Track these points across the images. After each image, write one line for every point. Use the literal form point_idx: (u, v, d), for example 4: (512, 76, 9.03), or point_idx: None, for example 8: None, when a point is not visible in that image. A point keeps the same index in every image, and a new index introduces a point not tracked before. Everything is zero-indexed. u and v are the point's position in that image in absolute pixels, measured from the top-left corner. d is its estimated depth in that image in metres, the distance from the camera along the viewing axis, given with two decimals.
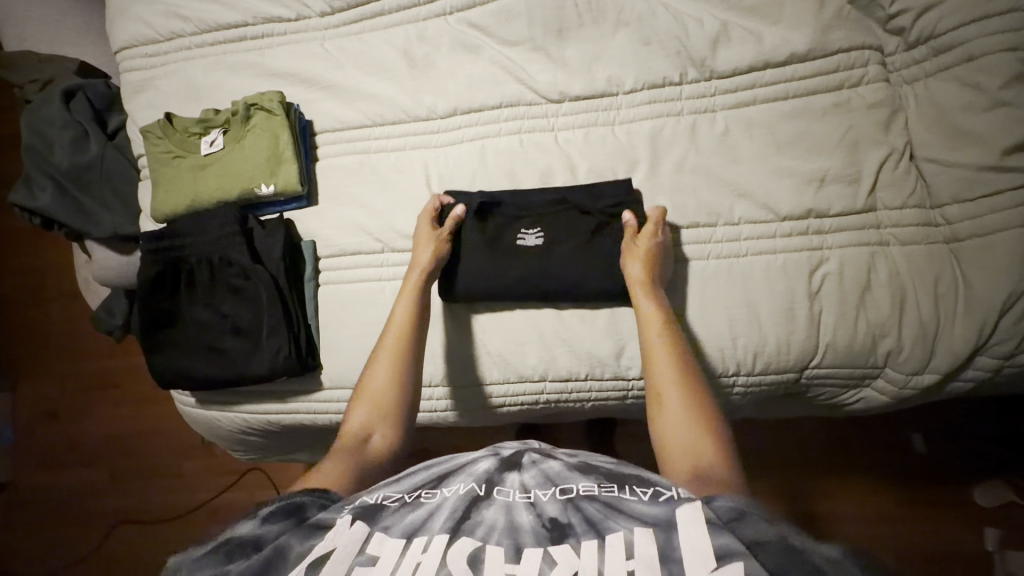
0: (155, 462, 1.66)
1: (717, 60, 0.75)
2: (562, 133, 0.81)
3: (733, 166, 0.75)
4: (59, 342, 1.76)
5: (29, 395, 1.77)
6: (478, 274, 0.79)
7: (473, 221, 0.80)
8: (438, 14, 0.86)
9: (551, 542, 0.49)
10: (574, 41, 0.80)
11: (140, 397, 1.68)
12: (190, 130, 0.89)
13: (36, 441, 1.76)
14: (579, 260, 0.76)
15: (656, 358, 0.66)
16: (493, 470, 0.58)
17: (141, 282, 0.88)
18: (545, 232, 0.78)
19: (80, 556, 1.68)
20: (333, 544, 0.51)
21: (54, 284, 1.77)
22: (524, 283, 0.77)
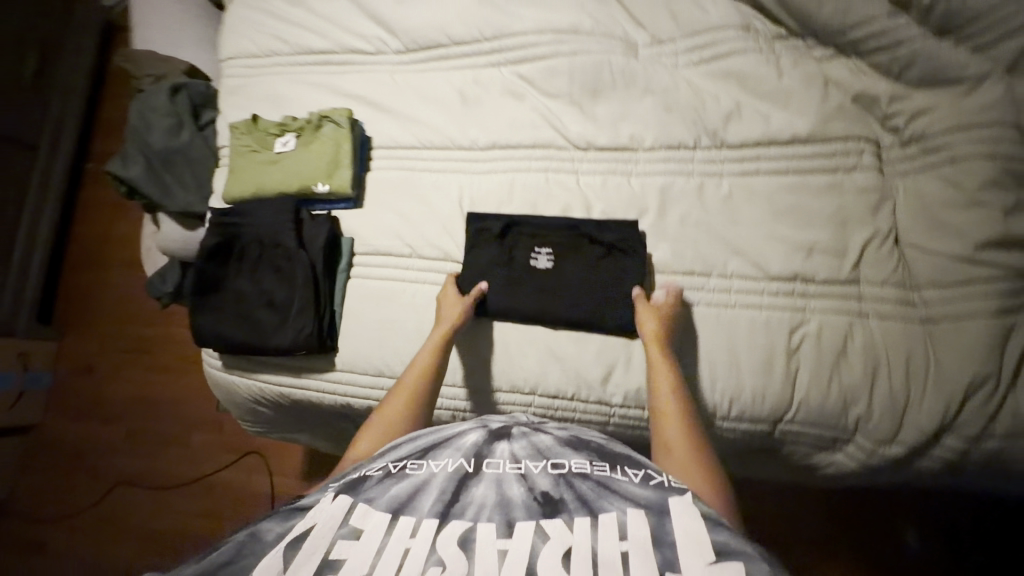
0: (169, 428, 1.76)
1: (728, 132, 0.85)
2: (584, 176, 0.92)
3: (732, 226, 0.83)
4: (110, 302, 1.93)
5: (72, 347, 1.94)
6: (499, 290, 0.89)
7: (499, 232, 0.92)
8: (493, 64, 1.00)
9: (543, 516, 0.56)
10: (606, 100, 0.92)
11: (170, 366, 1.81)
12: (270, 131, 1.04)
13: (68, 390, 1.91)
14: (580, 297, 0.87)
15: (665, 410, 0.72)
16: (481, 443, 0.67)
17: (201, 250, 1.00)
18: (556, 253, 0.89)
19: (79, 508, 1.76)
20: (313, 520, 0.57)
21: (117, 252, 1.96)
22: (531, 307, 0.88)
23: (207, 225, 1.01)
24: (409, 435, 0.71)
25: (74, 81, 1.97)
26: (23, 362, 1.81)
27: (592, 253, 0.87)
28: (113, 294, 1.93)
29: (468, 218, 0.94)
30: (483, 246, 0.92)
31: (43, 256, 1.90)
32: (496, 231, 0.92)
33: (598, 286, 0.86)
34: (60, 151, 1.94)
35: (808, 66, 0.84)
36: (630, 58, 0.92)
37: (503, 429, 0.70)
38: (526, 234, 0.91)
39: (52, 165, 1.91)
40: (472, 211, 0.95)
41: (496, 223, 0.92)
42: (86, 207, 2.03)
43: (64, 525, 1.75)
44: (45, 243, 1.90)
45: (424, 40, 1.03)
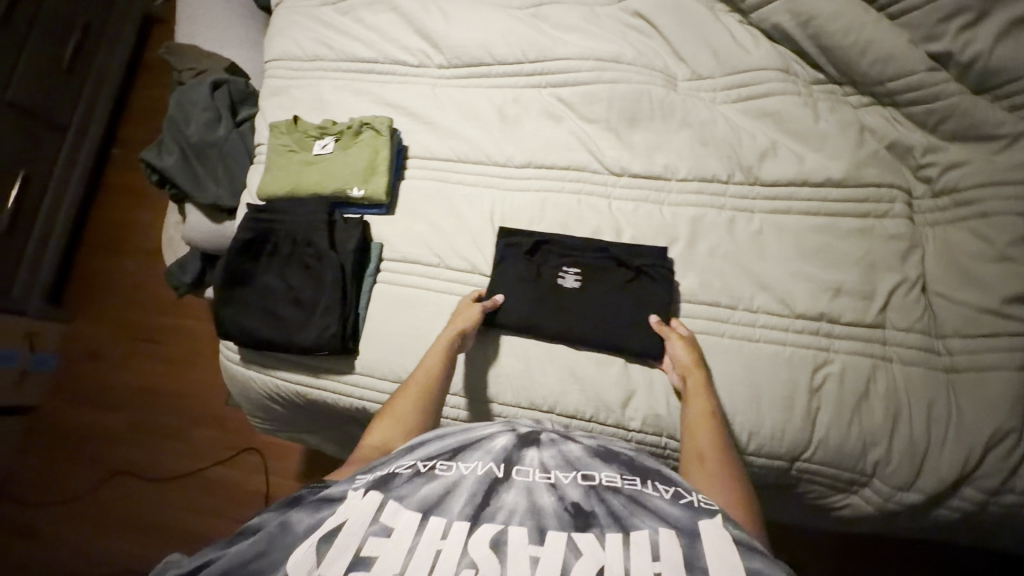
0: (171, 419, 1.76)
1: (763, 170, 0.86)
2: (616, 201, 0.94)
3: (759, 261, 0.84)
4: (125, 287, 1.95)
5: (81, 330, 1.94)
6: (525, 305, 0.90)
7: (529, 249, 0.93)
8: (534, 86, 1.02)
9: (574, 528, 0.59)
10: (642, 129, 0.94)
11: (179, 355, 1.82)
12: (310, 133, 1.05)
13: (71, 375, 1.91)
14: (606, 320, 0.87)
15: (698, 427, 0.74)
16: (511, 449, 0.69)
17: (235, 242, 1.00)
18: (583, 275, 0.90)
19: (72, 493, 1.75)
20: (345, 516, 0.61)
21: (137, 239, 1.99)
22: (557, 326, 0.88)
23: (241, 220, 1.02)
24: (438, 431, 0.74)
25: (110, 68, 2.01)
26: (31, 340, 1.83)
27: (617, 275, 0.88)
28: (129, 280, 1.95)
29: (499, 234, 0.95)
30: (512, 260, 0.93)
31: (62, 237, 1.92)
32: (526, 248, 0.93)
33: (623, 310, 0.87)
34: (89, 136, 1.97)
35: (844, 112, 0.86)
36: (670, 91, 0.94)
37: (531, 435, 0.72)
38: (556, 252, 0.92)
39: (79, 149, 1.94)
40: (503, 227, 0.96)
41: (527, 240, 0.93)
42: (110, 193, 2.06)
43: (54, 510, 1.74)
44: (66, 225, 1.92)
45: (467, 57, 1.06)
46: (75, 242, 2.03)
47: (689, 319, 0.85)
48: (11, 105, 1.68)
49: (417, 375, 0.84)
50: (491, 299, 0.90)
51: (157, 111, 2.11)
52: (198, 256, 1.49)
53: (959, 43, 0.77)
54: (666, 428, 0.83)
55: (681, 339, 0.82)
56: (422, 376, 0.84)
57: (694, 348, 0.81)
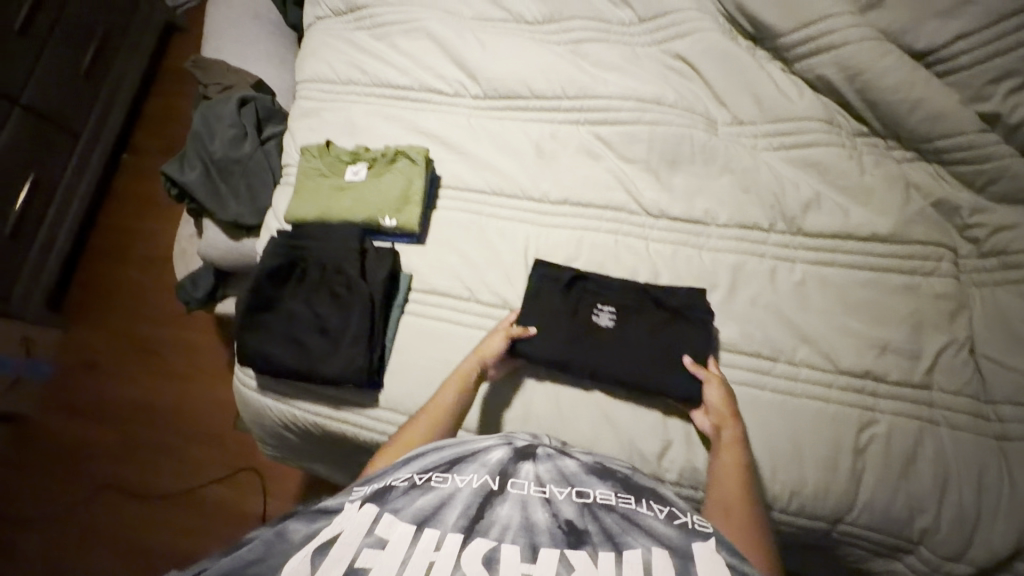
0: (169, 435, 1.71)
1: (807, 221, 0.85)
2: (653, 243, 0.93)
3: (802, 313, 0.83)
4: (129, 297, 1.91)
5: (79, 338, 1.89)
6: (558, 341, 0.86)
7: (568, 281, 0.90)
8: (572, 122, 1.01)
9: (568, 545, 0.57)
10: (683, 172, 0.94)
11: (182, 371, 1.78)
12: (342, 158, 1.04)
13: (66, 384, 1.85)
14: (644, 363, 0.83)
15: (728, 477, 0.72)
16: (506, 462, 0.69)
17: (263, 265, 0.97)
18: (618, 312, 0.87)
19: (58, 509, 1.68)
20: (340, 528, 0.59)
21: (145, 249, 1.95)
22: (591, 366, 0.84)
23: (268, 243, 1.00)
24: (435, 444, 0.75)
25: (128, 75, 1.99)
26: (26, 345, 1.79)
27: (655, 316, 0.85)
28: (133, 289, 1.92)
29: (535, 266, 0.92)
30: (547, 292, 0.90)
31: (68, 243, 1.89)
32: (565, 279, 0.90)
33: (663, 355, 0.83)
34: (102, 142, 1.94)
35: (890, 167, 0.86)
36: (712, 135, 0.93)
37: (528, 448, 0.72)
38: (592, 287, 0.90)
39: (91, 155, 1.91)
40: (539, 259, 0.93)
41: (566, 272, 0.91)
42: (120, 200, 2.03)
43: (37, 526, 1.67)
44: (72, 231, 1.89)
45: (505, 89, 1.05)
46: (80, 248, 2.00)
47: (729, 370, 0.83)
48: (25, 109, 1.66)
49: (437, 401, 0.82)
50: (523, 328, 0.87)
51: (173, 120, 2.09)
52: (211, 271, 1.46)
53: (1008, 106, 0.77)
54: (705, 482, 0.81)
55: (716, 382, 0.79)
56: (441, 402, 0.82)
57: (727, 392, 0.79)
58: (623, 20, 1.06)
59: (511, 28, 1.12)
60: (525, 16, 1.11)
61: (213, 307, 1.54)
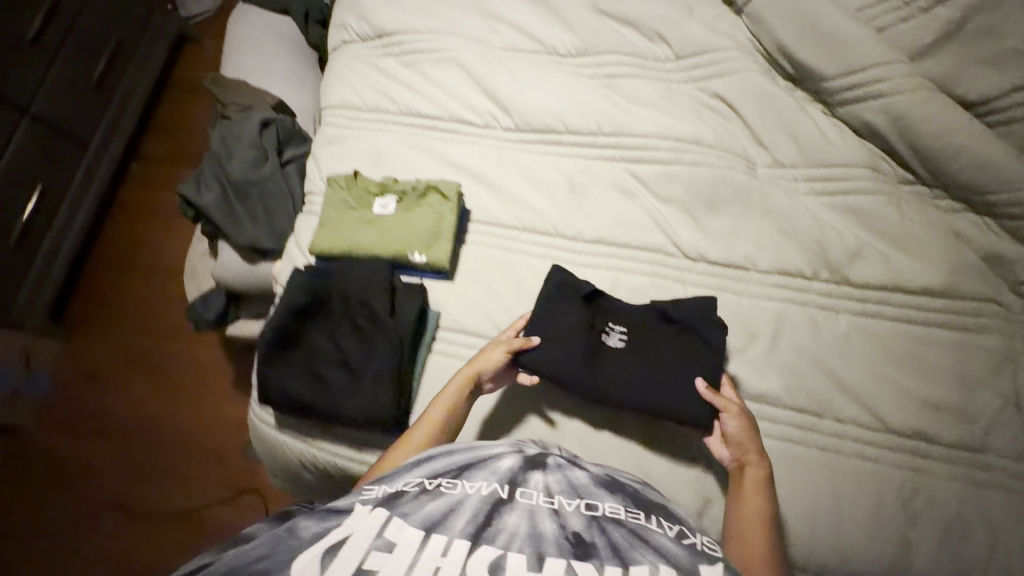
0: (171, 455, 1.66)
1: (853, 271, 0.83)
2: (691, 286, 0.90)
3: (848, 367, 0.80)
4: (133, 311, 1.86)
5: (78, 351, 1.83)
6: (568, 363, 0.82)
7: (584, 296, 0.87)
8: (606, 158, 0.99)
9: (574, 555, 0.60)
10: (722, 214, 0.91)
11: (186, 389, 1.73)
12: (370, 189, 1.01)
13: (64, 397, 1.78)
14: (659, 390, 0.80)
15: (746, 514, 0.72)
16: (516, 470, 0.70)
17: (284, 301, 0.93)
18: (630, 333, 0.85)
19: (50, 530, 1.62)
20: (351, 529, 0.61)
21: (150, 263, 1.92)
22: (602, 392, 0.82)
23: (291, 277, 0.96)
24: (444, 448, 0.76)
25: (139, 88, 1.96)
26: (26, 358, 1.74)
27: (667, 331, 0.83)
28: (137, 302, 1.87)
29: (551, 272, 0.89)
30: (563, 304, 0.86)
31: (71, 253, 1.84)
32: (581, 294, 0.87)
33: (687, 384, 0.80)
34: (110, 153, 1.90)
35: (937, 218, 0.84)
36: (753, 178, 0.91)
37: (538, 457, 0.73)
38: (607, 305, 0.87)
39: (99, 166, 1.87)
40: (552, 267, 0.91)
41: (584, 286, 0.87)
42: (124, 211, 1.99)
43: (27, 547, 1.60)
44: (76, 243, 1.84)
45: (538, 122, 1.03)
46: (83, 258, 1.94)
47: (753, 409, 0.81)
48: (35, 118, 1.62)
49: (434, 416, 0.81)
50: (525, 340, 0.84)
51: (178, 133, 2.06)
52: (223, 293, 1.42)
53: None
54: None
55: (731, 410, 0.77)
56: (439, 413, 0.81)
57: (741, 420, 0.77)
58: (659, 55, 1.04)
59: (543, 59, 1.10)
60: (558, 49, 1.09)
61: (223, 329, 1.50)
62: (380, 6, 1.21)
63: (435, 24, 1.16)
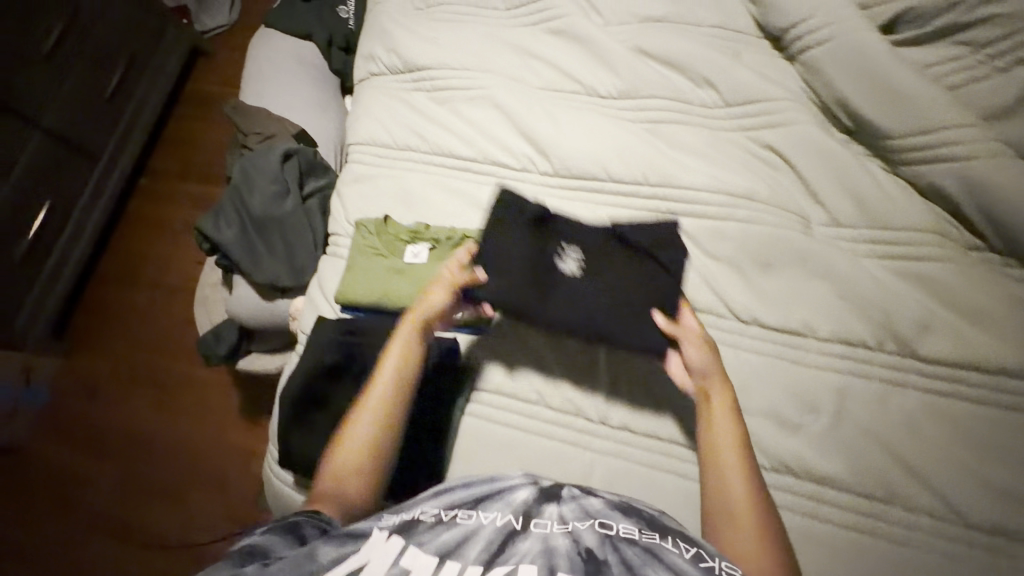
0: (172, 480, 1.55)
1: (921, 344, 0.78)
2: (743, 352, 0.84)
3: (919, 450, 0.75)
4: (135, 324, 1.75)
5: (78, 367, 1.72)
6: (516, 289, 0.82)
7: (536, 220, 0.87)
8: (651, 209, 0.94)
9: (584, 572, 0.56)
10: (778, 275, 0.86)
11: (189, 410, 1.62)
12: (401, 236, 0.96)
13: (62, 415, 1.68)
14: (609, 309, 0.80)
15: (723, 465, 0.70)
16: (532, 503, 0.66)
17: (311, 362, 0.89)
18: (586, 258, 0.84)
19: (42, 554, 1.51)
20: (365, 559, 0.60)
21: (157, 276, 1.80)
22: (547, 310, 0.81)
23: (318, 334, 0.92)
24: (462, 479, 0.73)
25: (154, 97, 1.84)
26: (26, 372, 1.66)
27: (623, 258, 0.83)
28: (142, 315, 1.76)
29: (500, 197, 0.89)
30: (512, 230, 0.86)
31: (81, 263, 1.73)
32: (533, 218, 0.87)
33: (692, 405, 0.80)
34: (121, 165, 1.79)
35: (1013, 290, 0.79)
36: (810, 238, 0.86)
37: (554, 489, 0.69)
38: (561, 229, 0.87)
39: (110, 181, 1.76)
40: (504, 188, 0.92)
41: (534, 210, 0.88)
42: (130, 224, 1.88)
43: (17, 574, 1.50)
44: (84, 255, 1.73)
45: (578, 169, 0.99)
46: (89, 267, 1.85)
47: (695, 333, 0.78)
48: (45, 132, 1.53)
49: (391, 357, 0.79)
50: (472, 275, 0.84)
51: (184, 144, 1.94)
52: (235, 326, 1.36)
53: None
54: None
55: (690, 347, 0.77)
56: (383, 390, 0.76)
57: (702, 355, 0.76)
58: (705, 101, 0.99)
59: (583, 101, 1.05)
60: (598, 90, 1.04)
61: (234, 363, 1.43)
62: (412, 39, 1.17)
63: (470, 60, 1.11)
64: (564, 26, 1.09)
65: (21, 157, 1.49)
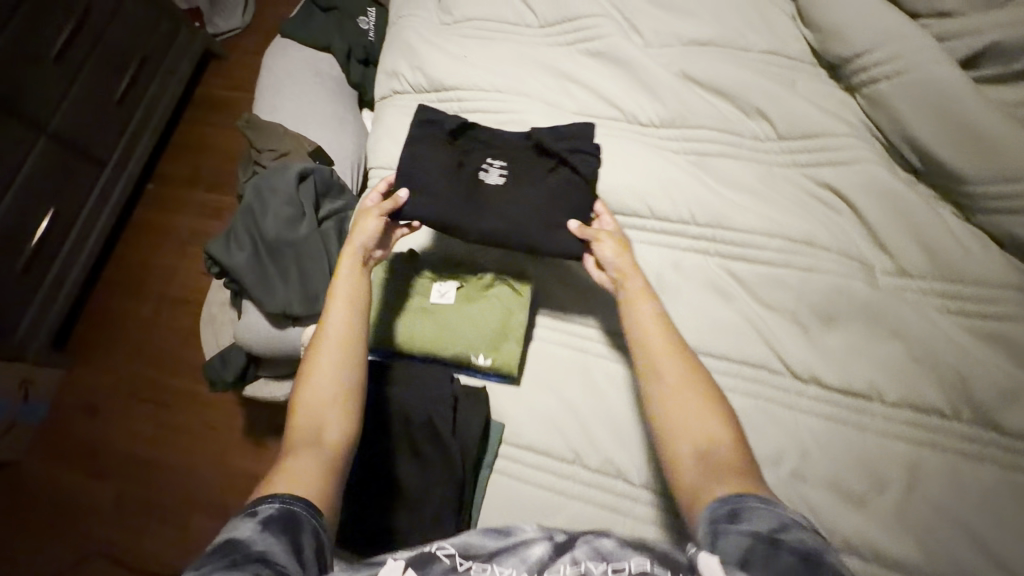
0: (171, 506, 1.40)
1: (1004, 416, 0.71)
2: (801, 414, 0.77)
3: (1007, 539, 0.67)
4: (138, 333, 1.62)
5: (76, 380, 1.58)
6: (436, 190, 0.86)
7: (451, 132, 0.91)
8: (698, 250, 0.87)
9: None
10: (840, 330, 0.79)
11: (191, 428, 1.48)
12: (426, 273, 0.90)
13: (61, 432, 1.52)
14: (527, 211, 0.84)
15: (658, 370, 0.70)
16: (547, 558, 0.53)
17: None
18: (507, 166, 0.89)
19: None
20: None
21: (162, 284, 1.68)
22: (472, 213, 0.85)
23: None
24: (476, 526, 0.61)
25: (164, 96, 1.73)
26: (24, 389, 1.49)
27: (541, 167, 0.88)
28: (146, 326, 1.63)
29: (419, 114, 0.93)
30: (431, 144, 0.89)
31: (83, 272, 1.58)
32: (449, 129, 0.91)
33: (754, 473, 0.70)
34: (132, 167, 1.67)
35: None
36: (877, 291, 0.79)
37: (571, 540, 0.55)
38: (481, 144, 0.92)
39: (116, 186, 1.63)
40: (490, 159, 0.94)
41: (450, 122, 0.91)
42: (136, 231, 1.77)
43: None
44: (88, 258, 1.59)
45: (618, 203, 0.91)
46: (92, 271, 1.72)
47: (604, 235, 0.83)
48: (52, 137, 1.44)
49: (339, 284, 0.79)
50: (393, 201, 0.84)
51: (193, 151, 1.86)
52: (243, 351, 1.28)
53: None
54: None
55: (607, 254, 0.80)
56: (338, 320, 0.75)
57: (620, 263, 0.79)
58: (756, 134, 0.92)
59: (623, 129, 0.97)
60: (640, 118, 0.97)
61: (241, 389, 1.35)
62: (440, 56, 1.09)
63: (503, 81, 1.04)
64: (604, 47, 1.02)
65: (26, 162, 1.39)
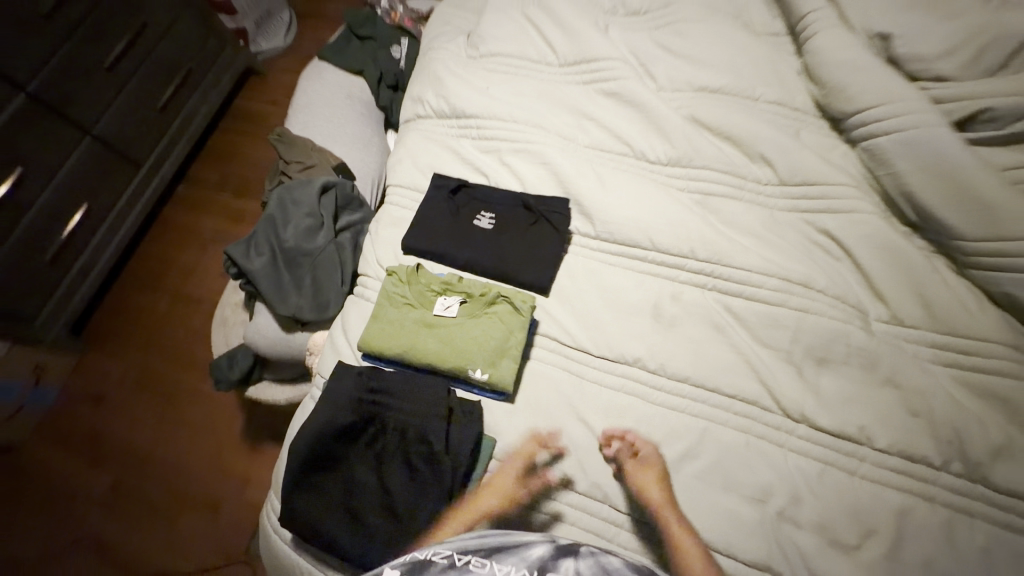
0: (162, 498, 1.41)
1: (996, 472, 0.72)
2: (791, 453, 0.78)
3: None
4: (154, 326, 1.67)
5: (88, 366, 1.63)
6: (441, 241, 1.00)
7: (453, 188, 1.05)
8: (696, 285, 0.90)
9: None
10: (833, 373, 0.81)
11: (193, 421, 1.50)
12: (431, 287, 0.95)
13: (67, 417, 1.55)
14: (516, 256, 0.96)
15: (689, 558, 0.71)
16: (546, 557, 0.59)
17: (328, 418, 0.83)
18: (496, 216, 1.01)
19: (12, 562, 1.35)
20: None
21: (179, 281, 1.74)
22: (470, 258, 0.98)
23: (340, 382, 0.88)
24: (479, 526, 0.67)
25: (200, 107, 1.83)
26: (38, 369, 1.52)
27: (525, 218, 0.99)
28: (161, 320, 1.68)
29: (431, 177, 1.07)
30: (435, 200, 1.04)
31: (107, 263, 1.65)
32: (451, 187, 1.05)
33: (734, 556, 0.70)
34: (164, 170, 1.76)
35: None
36: (871, 337, 0.81)
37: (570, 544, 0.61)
38: (479, 194, 1.04)
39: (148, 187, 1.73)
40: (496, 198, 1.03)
41: (453, 181, 1.06)
42: (161, 229, 1.84)
43: None
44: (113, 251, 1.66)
45: (622, 235, 0.95)
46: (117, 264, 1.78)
47: (572, 277, 0.95)
48: (96, 138, 1.52)
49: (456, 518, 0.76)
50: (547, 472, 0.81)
51: (224, 159, 1.95)
52: (250, 353, 1.31)
53: None
54: None
55: (641, 464, 0.78)
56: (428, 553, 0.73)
57: (651, 469, 0.78)
58: (760, 177, 0.96)
59: (632, 165, 1.02)
60: (649, 155, 1.01)
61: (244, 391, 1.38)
62: (464, 87, 1.16)
63: (521, 114, 1.10)
64: (619, 88, 1.07)
65: (70, 158, 1.46)
